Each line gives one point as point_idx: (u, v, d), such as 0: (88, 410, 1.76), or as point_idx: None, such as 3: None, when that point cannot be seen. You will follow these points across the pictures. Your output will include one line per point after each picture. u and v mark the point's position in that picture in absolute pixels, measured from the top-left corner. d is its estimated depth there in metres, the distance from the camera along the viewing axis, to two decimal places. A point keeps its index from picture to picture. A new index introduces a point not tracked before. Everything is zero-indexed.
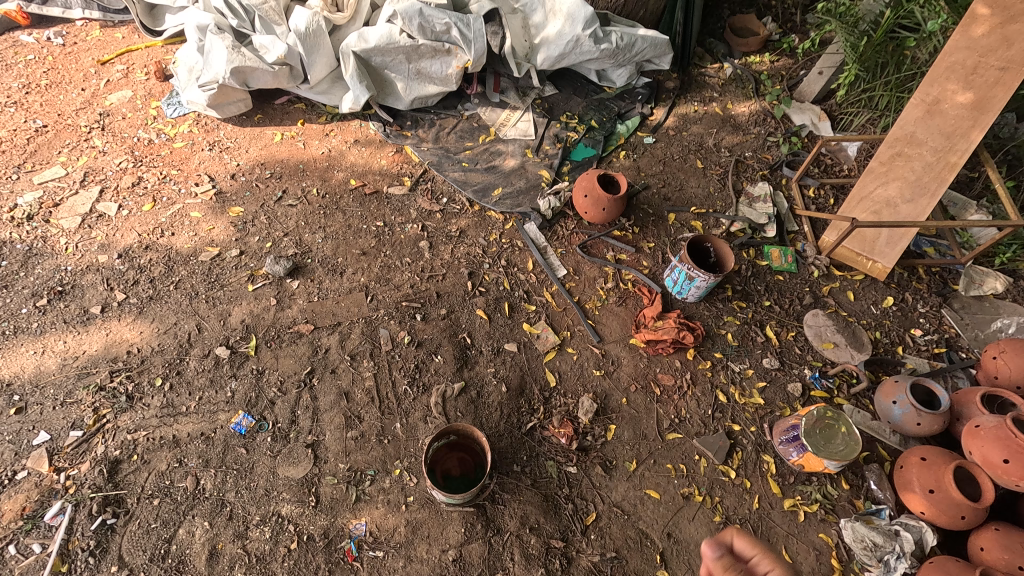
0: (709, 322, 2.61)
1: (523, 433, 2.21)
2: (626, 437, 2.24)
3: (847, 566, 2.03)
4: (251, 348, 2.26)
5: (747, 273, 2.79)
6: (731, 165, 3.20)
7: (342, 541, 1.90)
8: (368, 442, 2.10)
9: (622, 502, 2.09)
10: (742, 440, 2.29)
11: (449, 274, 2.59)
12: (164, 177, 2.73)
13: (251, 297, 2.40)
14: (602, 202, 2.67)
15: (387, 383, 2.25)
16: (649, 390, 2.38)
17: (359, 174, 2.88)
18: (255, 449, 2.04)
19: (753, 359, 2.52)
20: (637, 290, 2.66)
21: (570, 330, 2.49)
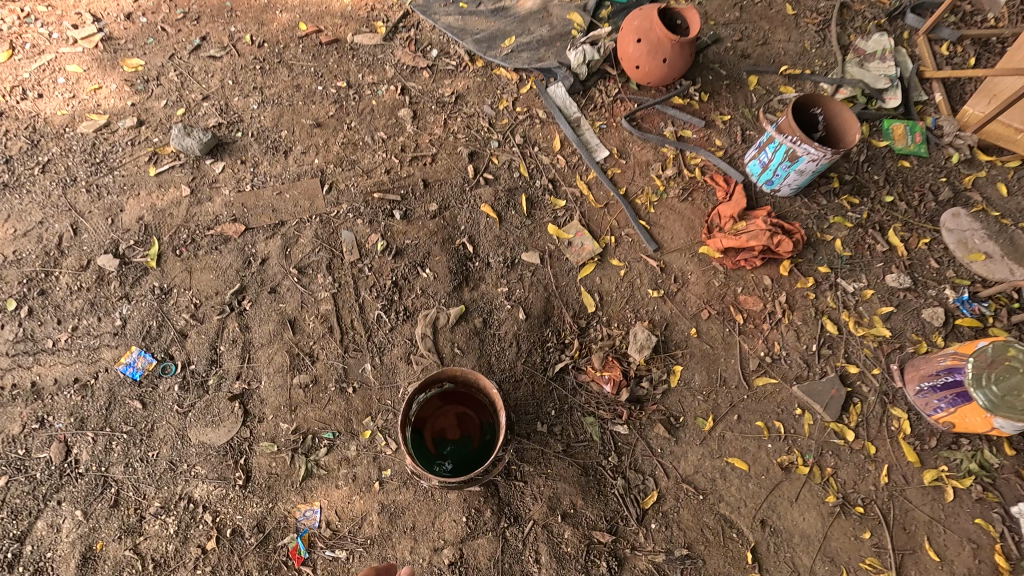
0: (808, 224, 1.85)
1: (550, 379, 1.53)
2: (698, 384, 1.56)
3: (1018, 566, 1.41)
4: (150, 258, 1.54)
5: (859, 157, 1.99)
6: (835, 11, 2.28)
7: (285, 536, 1.29)
8: (323, 392, 1.43)
9: (693, 476, 1.44)
10: (861, 388, 1.60)
11: (440, 155, 1.81)
12: (27, 16, 1.89)
13: (152, 185, 1.65)
14: (660, 51, 1.82)
15: (351, 308, 1.55)
16: (728, 318, 1.67)
17: (312, 15, 2.01)
18: (155, 403, 1.38)
19: (872, 276, 1.78)
20: (708, 179, 1.87)
21: (614, 234, 1.75)
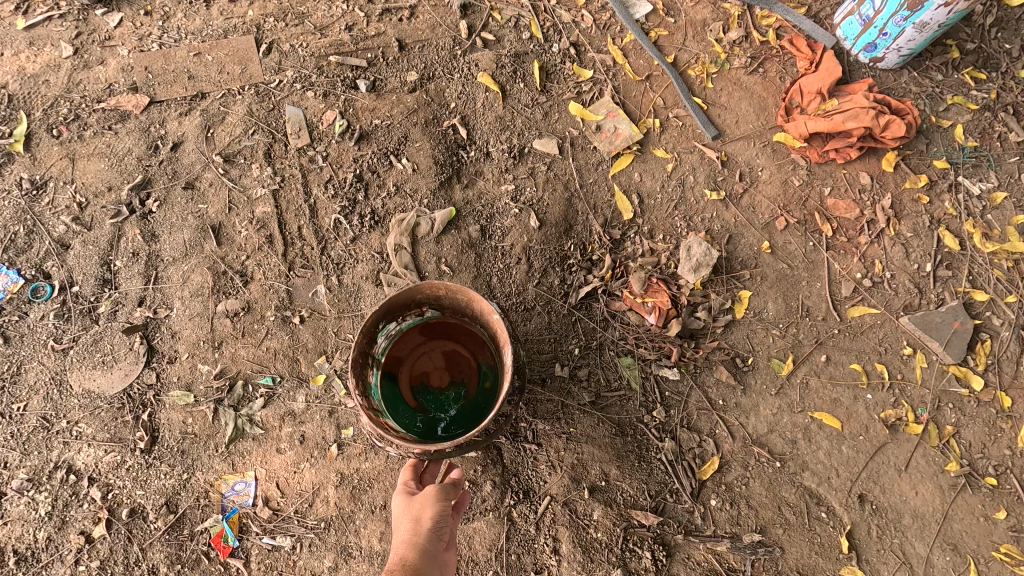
0: (919, 106, 1.37)
1: (572, 309, 1.12)
2: (772, 315, 1.15)
3: None
4: (15, 141, 1.11)
5: (991, 16, 1.47)
6: None
7: (206, 519, 0.95)
8: (258, 324, 1.04)
9: (767, 438, 1.06)
10: (992, 321, 1.19)
11: (421, 5, 1.31)
12: None
13: (19, 42, 1.19)
14: None
15: (297, 211, 1.12)
16: (812, 229, 1.23)
17: None
18: (27, 338, 1.01)
19: (1005, 175, 1.32)
20: (786, 44, 1.37)
21: (658, 117, 1.29)
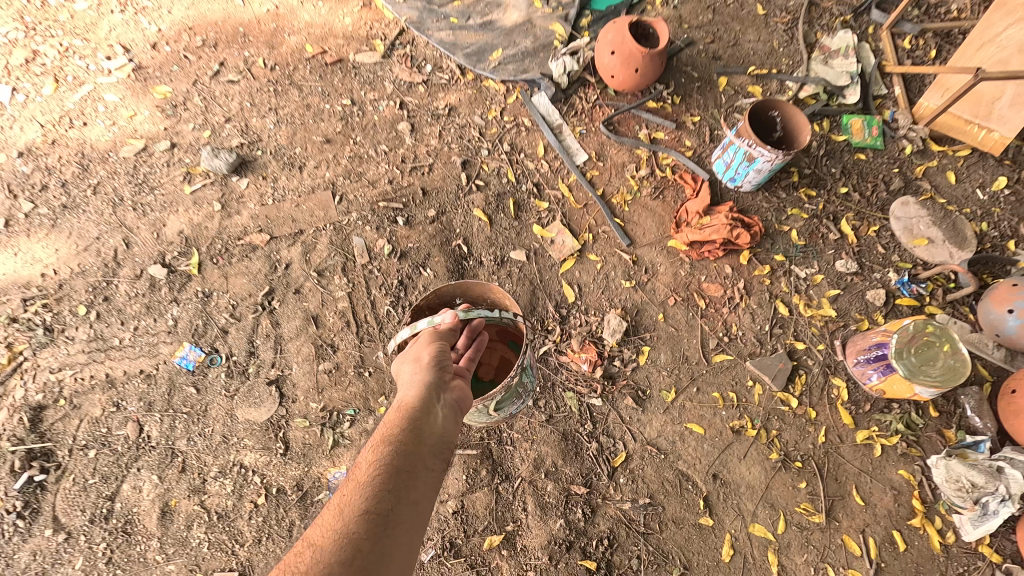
0: (767, 217, 2.05)
1: (536, 360, 1.79)
2: (663, 361, 1.81)
3: (931, 507, 1.68)
4: (192, 267, 1.81)
5: (819, 151, 2.17)
6: (803, 11, 2.43)
7: (320, 493, 1.60)
8: (344, 376, 1.71)
9: (657, 439, 1.71)
10: (807, 361, 1.85)
11: (437, 165, 2.03)
12: (67, 51, 2.12)
13: (189, 202, 1.91)
14: (633, 61, 2.01)
15: (365, 304, 1.81)
16: (692, 304, 1.91)
17: (318, 38, 2.22)
18: (207, 389, 1.67)
19: (824, 262, 2.00)
20: (678, 178, 2.07)
21: (592, 232, 1.98)
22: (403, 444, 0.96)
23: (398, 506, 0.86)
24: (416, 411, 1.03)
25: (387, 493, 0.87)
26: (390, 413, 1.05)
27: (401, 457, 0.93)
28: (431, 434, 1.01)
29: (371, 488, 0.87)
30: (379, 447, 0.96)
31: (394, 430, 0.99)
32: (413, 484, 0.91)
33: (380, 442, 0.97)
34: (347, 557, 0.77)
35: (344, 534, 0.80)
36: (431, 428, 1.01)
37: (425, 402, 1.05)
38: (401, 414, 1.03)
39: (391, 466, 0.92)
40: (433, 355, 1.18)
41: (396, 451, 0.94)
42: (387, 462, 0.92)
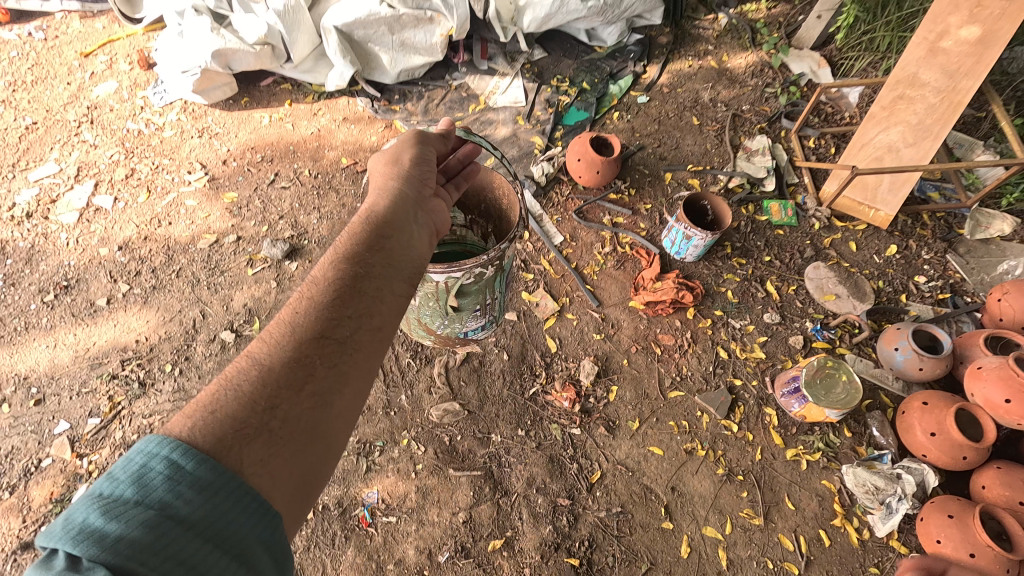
0: (708, 280, 2.59)
1: (527, 399, 2.24)
2: (629, 397, 2.28)
3: (850, 510, 2.08)
4: (255, 331, 2.30)
5: (746, 228, 2.75)
6: (729, 120, 3.10)
7: (356, 508, 1.99)
8: (375, 414, 2.16)
9: (625, 459, 2.14)
10: (744, 394, 2.31)
11: None
12: (156, 167, 2.74)
13: (251, 281, 2.43)
14: (595, 165, 2.62)
15: (390, 357, 2.29)
16: (650, 350, 2.39)
17: (350, 152, 2.85)
18: None
19: (754, 315, 2.51)
20: (635, 252, 2.63)
21: (568, 296, 2.50)
22: (367, 257, 1.07)
23: (356, 323, 0.98)
24: (381, 235, 1.11)
25: (346, 315, 0.98)
26: (355, 223, 1.13)
27: (361, 273, 1.04)
28: (389, 262, 1.09)
29: (326, 308, 0.97)
30: (344, 255, 1.06)
31: (355, 252, 1.07)
32: (366, 305, 1.01)
33: (343, 257, 1.06)
34: (299, 365, 0.91)
35: (298, 345, 0.92)
36: (393, 244, 1.12)
37: (390, 212, 1.16)
38: (369, 221, 1.13)
39: (345, 288, 1.01)
40: (407, 188, 1.24)
41: (356, 269, 1.04)
42: (347, 270, 1.03)
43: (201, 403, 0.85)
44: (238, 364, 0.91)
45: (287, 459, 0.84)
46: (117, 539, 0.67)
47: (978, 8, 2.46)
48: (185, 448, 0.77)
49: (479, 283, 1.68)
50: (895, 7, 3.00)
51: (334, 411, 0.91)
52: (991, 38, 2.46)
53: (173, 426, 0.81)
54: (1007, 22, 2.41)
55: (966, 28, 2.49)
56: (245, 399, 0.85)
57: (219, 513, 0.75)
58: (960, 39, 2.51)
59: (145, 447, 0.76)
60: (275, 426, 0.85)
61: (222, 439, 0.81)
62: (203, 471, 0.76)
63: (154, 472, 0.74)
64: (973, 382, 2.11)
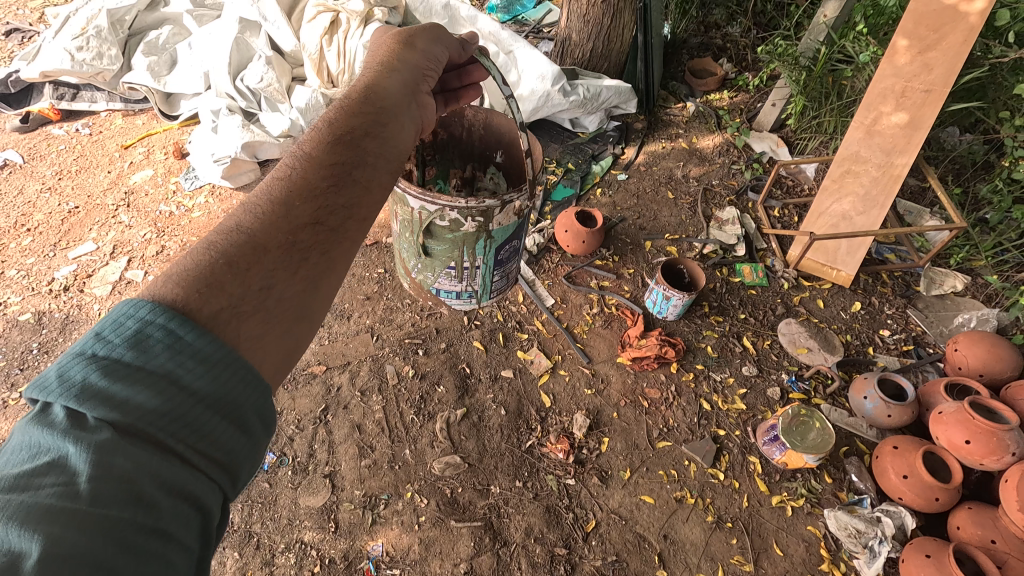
0: (689, 337, 2.80)
1: (524, 451, 2.38)
2: (620, 448, 2.42)
3: (836, 555, 2.16)
4: None
5: (722, 289, 3.01)
6: (700, 194, 3.45)
7: (360, 561, 2.08)
8: (381, 468, 2.29)
9: (619, 508, 2.25)
10: (728, 443, 2.46)
11: (446, 310, 2.82)
12: (185, 244, 3.02)
13: None
14: (581, 235, 2.92)
15: (395, 413, 2.45)
16: (639, 403, 2.56)
17: None
18: (277, 483, 2.24)
19: (733, 368, 2.70)
20: (621, 312, 2.87)
21: (561, 354, 2.70)
22: (363, 147, 1.06)
23: (350, 215, 1.00)
24: (372, 122, 1.10)
25: (341, 204, 1.00)
26: (352, 108, 1.11)
27: (358, 164, 1.04)
28: (379, 150, 1.09)
29: (321, 196, 0.98)
30: (342, 139, 1.05)
31: (345, 135, 1.06)
32: (355, 191, 1.02)
33: (340, 141, 1.05)
34: (295, 248, 0.93)
35: (288, 226, 0.93)
36: (389, 139, 1.12)
37: (388, 108, 1.15)
38: (366, 111, 1.11)
39: (333, 173, 1.01)
40: (401, 80, 1.21)
41: (352, 159, 1.04)
42: (344, 158, 1.03)
43: (190, 272, 0.84)
44: (222, 237, 0.90)
45: (278, 337, 0.88)
46: (125, 401, 0.72)
47: (903, 97, 2.88)
48: (180, 318, 0.79)
49: (450, 234, 1.70)
50: (836, 96, 3.47)
51: (322, 293, 0.96)
52: (918, 122, 2.86)
53: (163, 293, 0.81)
54: (929, 109, 2.82)
55: (896, 115, 2.90)
56: (237, 279, 0.86)
57: (217, 387, 0.79)
58: (892, 123, 2.92)
59: (136, 313, 0.77)
60: (268, 305, 0.88)
61: (217, 315, 0.82)
62: (202, 341, 0.79)
63: (154, 337, 0.77)
64: (936, 425, 2.28)
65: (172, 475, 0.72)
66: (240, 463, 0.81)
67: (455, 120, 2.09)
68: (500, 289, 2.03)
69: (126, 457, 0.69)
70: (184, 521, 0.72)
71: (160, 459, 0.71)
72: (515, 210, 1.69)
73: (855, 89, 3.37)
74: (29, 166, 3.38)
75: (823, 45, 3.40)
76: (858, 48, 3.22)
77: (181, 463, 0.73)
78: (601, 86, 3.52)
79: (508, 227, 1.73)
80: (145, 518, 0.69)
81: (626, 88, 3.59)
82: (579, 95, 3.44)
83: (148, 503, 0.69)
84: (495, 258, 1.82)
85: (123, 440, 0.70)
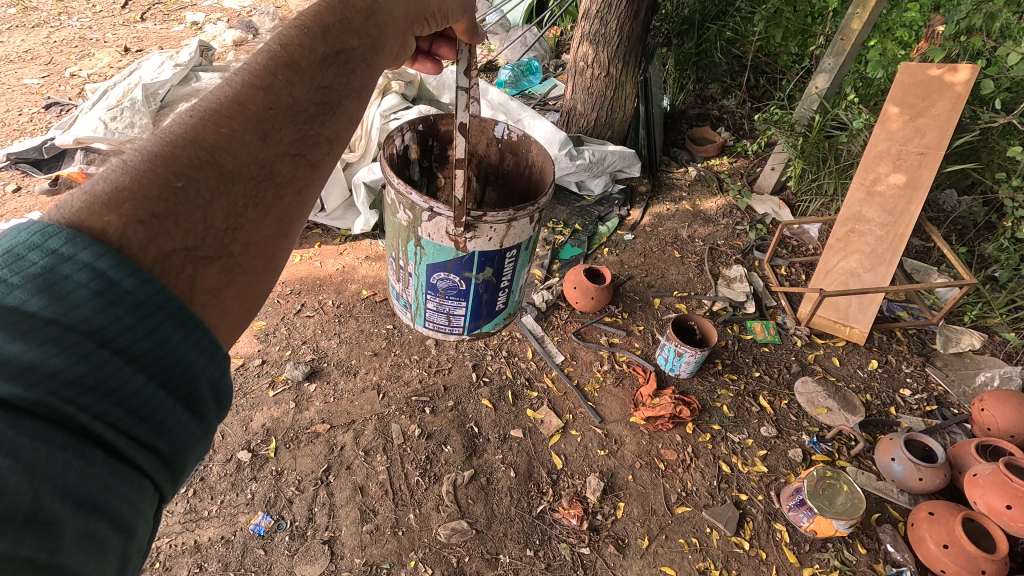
0: (704, 396, 2.72)
1: (534, 517, 2.25)
2: (636, 514, 2.29)
3: None
4: (271, 451, 2.38)
5: (734, 346, 2.96)
6: (706, 253, 3.49)
7: None
8: (383, 534, 2.17)
9: None
10: (751, 509, 2.33)
11: (454, 367, 2.77)
12: None
13: (271, 402, 2.56)
14: (590, 291, 2.93)
15: (400, 474, 2.34)
16: (654, 466, 2.45)
17: (370, 284, 3.17)
18: (273, 550, 2.11)
19: (752, 429, 2.60)
20: (632, 369, 2.81)
21: (572, 413, 2.62)
22: (347, 80, 0.94)
23: (327, 157, 0.88)
24: (357, 51, 0.98)
25: (319, 141, 0.87)
26: (336, 26, 0.96)
27: (340, 97, 0.92)
28: (364, 84, 0.97)
29: (298, 128, 0.84)
30: (325, 60, 0.92)
31: (327, 58, 0.92)
32: (336, 129, 0.90)
33: (320, 61, 0.91)
34: (266, 185, 0.79)
35: (260, 157, 0.79)
36: (372, 75, 1.00)
37: (377, 41, 1.03)
38: (351, 34, 0.98)
39: (312, 100, 0.88)
40: (393, 7, 1.08)
41: (332, 90, 0.91)
42: (326, 86, 0.90)
43: (129, 194, 0.66)
44: (169, 151, 0.72)
45: (240, 287, 0.75)
46: (27, 367, 0.53)
47: (899, 159, 3.00)
48: (115, 255, 0.62)
49: (391, 217, 1.67)
50: (833, 160, 3.61)
51: (289, 241, 0.83)
52: (916, 183, 2.95)
53: (84, 217, 0.63)
54: (926, 170, 2.93)
55: (894, 175, 3.00)
56: (195, 210, 0.71)
57: (153, 343, 0.62)
58: (891, 183, 3.01)
59: (45, 243, 0.60)
60: (233, 249, 0.74)
61: (168, 255, 0.67)
62: (145, 291, 0.62)
63: (75, 280, 0.59)
64: (972, 489, 2.17)
65: (83, 482, 0.55)
66: (183, 455, 0.66)
67: (523, 150, 1.97)
68: (438, 325, 1.75)
69: (14, 456, 0.50)
70: (96, 544, 0.55)
71: (69, 457, 0.54)
72: (448, 232, 1.51)
73: (851, 153, 3.51)
74: None
75: (817, 114, 3.57)
76: (850, 116, 3.46)
77: (99, 459, 0.57)
78: (606, 151, 3.67)
79: (438, 247, 1.54)
80: (36, 544, 0.50)
81: (630, 154, 3.74)
82: (586, 158, 3.58)
83: (45, 520, 0.51)
84: (425, 275, 1.63)
85: (15, 429, 0.51)
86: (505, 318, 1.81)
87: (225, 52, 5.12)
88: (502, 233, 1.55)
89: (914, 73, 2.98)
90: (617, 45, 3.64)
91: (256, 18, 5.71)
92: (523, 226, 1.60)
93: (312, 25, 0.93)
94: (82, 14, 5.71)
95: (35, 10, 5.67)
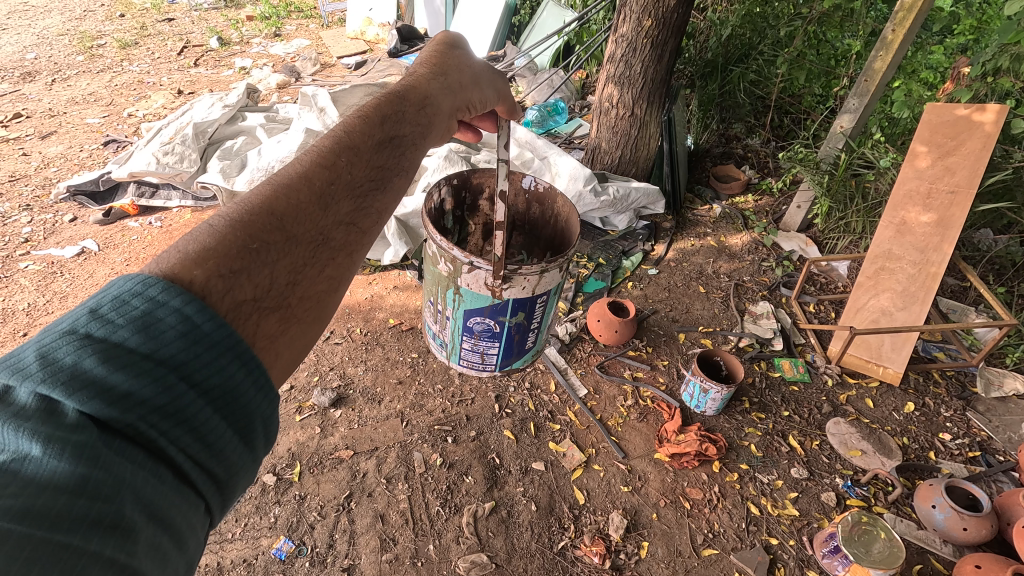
0: (731, 434, 2.66)
1: (555, 553, 2.20)
2: (660, 554, 2.22)
3: None
4: (295, 475, 2.41)
5: (761, 384, 2.90)
6: (732, 289, 3.47)
7: None
8: (402, 565, 2.15)
9: None
10: (782, 554, 2.24)
11: (477, 398, 2.78)
12: None
13: (297, 427, 2.60)
14: (613, 324, 2.93)
15: (420, 504, 2.34)
16: (679, 505, 2.39)
17: (398, 313, 3.24)
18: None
19: (781, 470, 2.52)
20: (656, 405, 2.77)
21: (594, 447, 2.59)
22: (399, 157, 1.08)
23: (374, 226, 0.99)
24: (408, 136, 1.12)
25: (371, 210, 0.99)
26: (392, 113, 1.12)
27: (391, 173, 1.05)
28: (413, 163, 1.11)
29: (355, 200, 0.97)
30: (382, 142, 1.06)
31: (382, 142, 1.06)
32: (387, 201, 1.02)
33: (379, 144, 1.05)
34: (322, 246, 0.89)
35: (319, 225, 0.90)
36: (419, 155, 1.13)
37: (427, 123, 1.17)
38: (404, 119, 1.13)
39: (368, 175, 1.01)
40: (442, 98, 1.24)
41: (385, 166, 1.04)
42: (380, 163, 1.04)
43: (213, 252, 0.78)
44: (246, 217, 0.83)
45: (293, 334, 0.84)
46: (124, 394, 0.65)
47: (929, 198, 2.97)
48: (200, 303, 0.72)
49: (431, 266, 1.73)
50: (861, 199, 3.59)
51: (337, 296, 0.93)
52: (947, 222, 2.92)
53: (177, 270, 0.74)
54: (958, 209, 2.89)
55: (925, 214, 2.97)
56: (265, 267, 0.81)
57: (222, 381, 0.73)
58: (922, 222, 2.97)
59: (144, 291, 0.71)
60: (290, 302, 0.84)
61: (239, 305, 0.77)
62: (220, 334, 0.73)
63: (167, 322, 0.70)
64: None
65: (158, 499, 0.65)
66: (235, 481, 0.75)
67: (549, 201, 2.03)
68: (471, 363, 1.81)
69: (107, 470, 0.61)
70: (160, 555, 0.64)
71: (147, 475, 0.64)
72: (487, 283, 1.57)
73: (879, 192, 3.50)
74: (102, 253, 3.66)
75: (843, 152, 3.58)
76: (876, 155, 3.46)
77: (170, 479, 0.67)
78: (630, 188, 3.74)
79: (478, 295, 1.61)
80: (117, 546, 0.60)
81: (654, 190, 3.79)
82: (610, 195, 3.65)
83: (125, 530, 0.61)
84: (464, 319, 1.69)
85: (109, 448, 0.62)
86: (534, 356, 1.86)
87: (268, 94, 5.46)
88: (534, 283, 1.60)
89: (941, 113, 2.97)
90: (641, 86, 3.75)
91: (298, 63, 6.09)
92: (553, 275, 1.66)
93: (371, 115, 1.09)
94: (142, 60, 6.19)
95: (101, 57, 6.19)
